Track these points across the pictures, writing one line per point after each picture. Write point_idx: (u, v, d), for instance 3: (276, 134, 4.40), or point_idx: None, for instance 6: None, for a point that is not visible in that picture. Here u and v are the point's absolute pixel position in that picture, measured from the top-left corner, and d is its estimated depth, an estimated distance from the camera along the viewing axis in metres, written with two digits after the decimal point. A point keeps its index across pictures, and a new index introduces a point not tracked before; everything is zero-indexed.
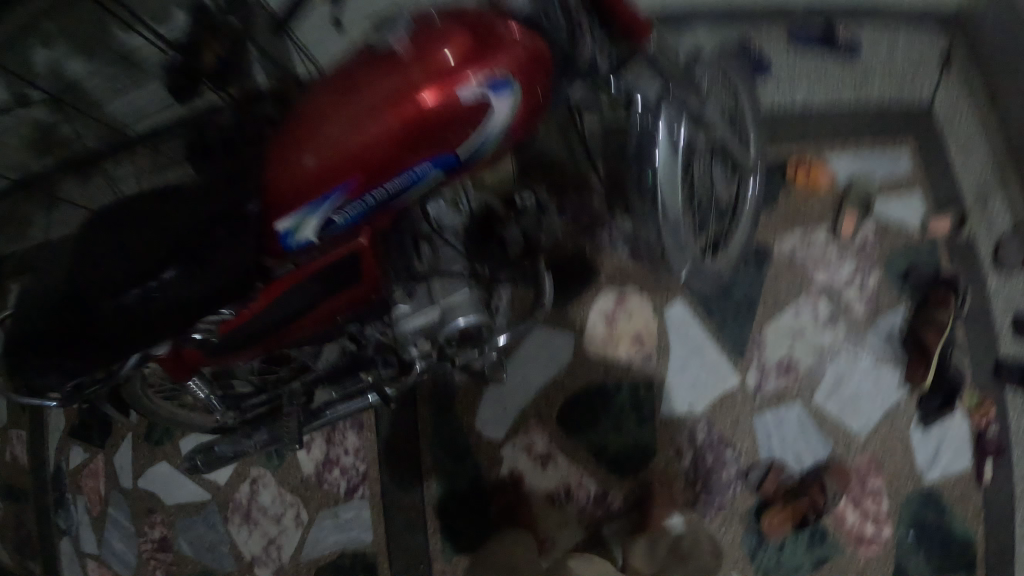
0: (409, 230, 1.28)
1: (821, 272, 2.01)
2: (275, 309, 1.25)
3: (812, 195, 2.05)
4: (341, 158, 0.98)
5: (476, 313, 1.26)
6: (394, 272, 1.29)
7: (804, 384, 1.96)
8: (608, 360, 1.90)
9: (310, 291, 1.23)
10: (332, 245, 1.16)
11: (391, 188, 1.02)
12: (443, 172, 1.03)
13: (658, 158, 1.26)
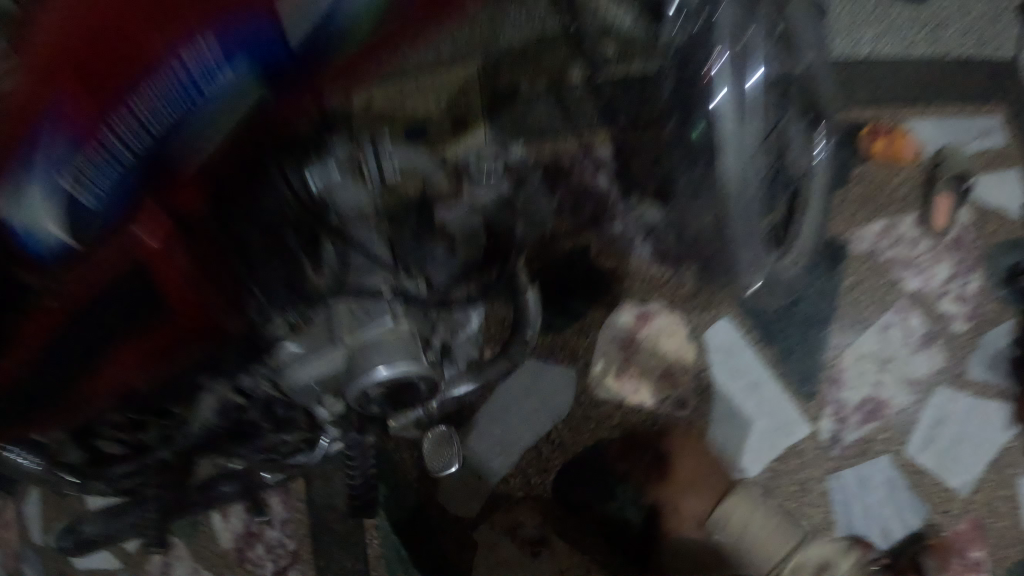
0: (278, 215, 0.76)
1: (912, 274, 1.45)
2: (51, 370, 0.68)
3: (889, 173, 1.50)
4: (48, 52, 0.53)
5: (406, 364, 0.79)
6: (267, 290, 0.78)
7: (894, 431, 1.39)
8: (624, 405, 1.32)
9: (120, 322, 0.64)
10: (110, 259, 0.60)
11: (133, 118, 0.52)
12: (236, 87, 0.52)
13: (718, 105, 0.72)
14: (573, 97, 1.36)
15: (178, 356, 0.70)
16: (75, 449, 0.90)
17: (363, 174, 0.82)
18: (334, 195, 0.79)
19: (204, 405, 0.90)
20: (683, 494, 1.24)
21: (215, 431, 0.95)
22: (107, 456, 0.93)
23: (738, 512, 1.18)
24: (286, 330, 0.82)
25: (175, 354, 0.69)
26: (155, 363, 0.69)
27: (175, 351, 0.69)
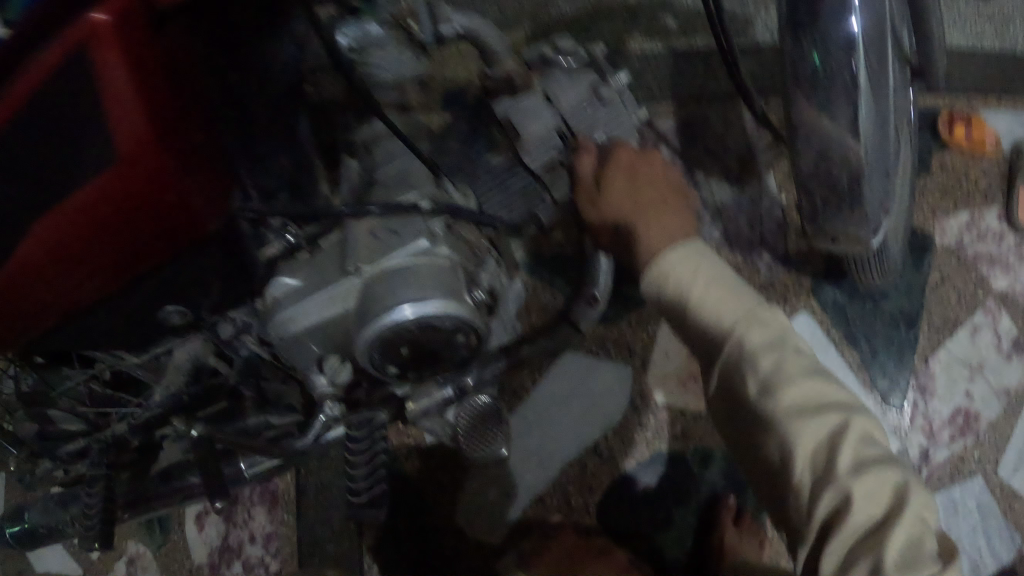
0: (283, 86, 0.60)
1: (1002, 274, 1.25)
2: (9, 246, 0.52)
3: (974, 166, 1.28)
4: None
5: (442, 302, 0.60)
6: (256, 187, 0.60)
7: (986, 447, 1.19)
8: (689, 411, 1.04)
9: (56, 147, 0.50)
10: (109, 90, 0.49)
11: None
12: None
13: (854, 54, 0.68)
14: (630, 69, 1.18)
15: (112, 235, 0.51)
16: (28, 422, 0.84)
17: (412, 35, 0.59)
18: (370, 62, 0.58)
19: (171, 371, 0.73)
20: (638, 212, 0.67)
21: (187, 406, 0.79)
22: (64, 432, 0.84)
23: (683, 263, 0.64)
24: (281, 255, 0.64)
25: (105, 231, 0.51)
26: (85, 248, 0.51)
27: (113, 232, 0.51)
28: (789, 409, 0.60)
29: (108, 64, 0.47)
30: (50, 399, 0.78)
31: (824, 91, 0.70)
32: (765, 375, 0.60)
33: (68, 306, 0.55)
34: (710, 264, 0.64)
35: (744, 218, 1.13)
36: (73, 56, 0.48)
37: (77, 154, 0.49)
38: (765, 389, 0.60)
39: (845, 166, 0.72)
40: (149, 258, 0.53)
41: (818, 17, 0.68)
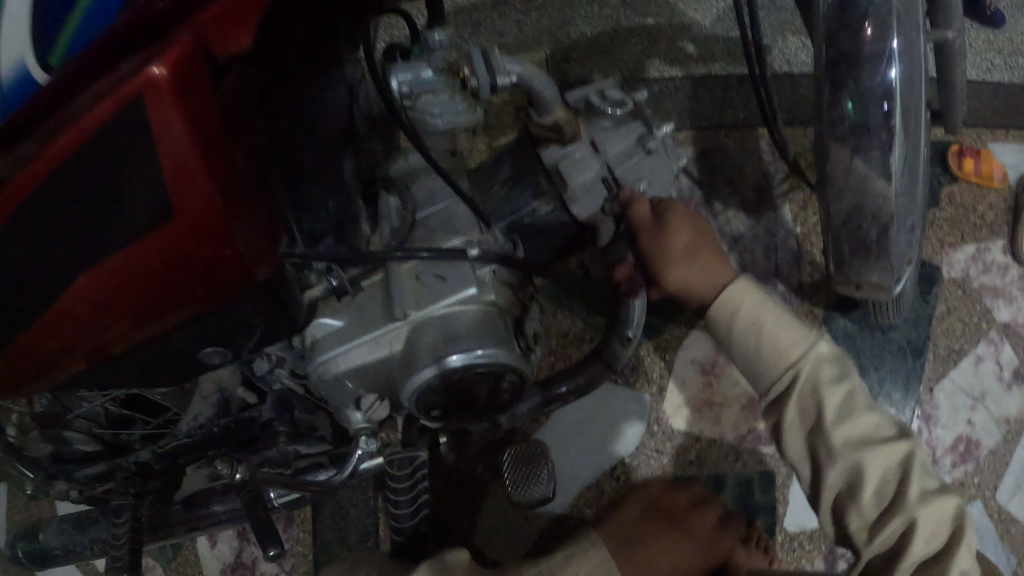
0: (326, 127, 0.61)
1: (1005, 306, 1.28)
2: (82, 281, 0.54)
3: (978, 199, 1.32)
4: None
5: (496, 350, 0.62)
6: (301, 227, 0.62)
7: (987, 476, 1.22)
8: (704, 437, 1.04)
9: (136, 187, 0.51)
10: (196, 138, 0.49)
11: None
12: None
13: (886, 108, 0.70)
14: (650, 93, 1.19)
15: (166, 280, 0.54)
16: (40, 443, 0.84)
17: (466, 82, 0.59)
18: (428, 107, 0.59)
19: (199, 401, 0.78)
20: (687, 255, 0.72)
21: (211, 437, 0.81)
22: (78, 455, 0.86)
23: (744, 305, 0.68)
24: (323, 296, 0.66)
25: (160, 276, 0.53)
26: (139, 290, 0.54)
27: (164, 275, 0.53)
28: (849, 442, 0.65)
29: (167, 121, 0.49)
30: (67, 421, 0.83)
31: (865, 135, 0.71)
32: (836, 412, 0.66)
33: (106, 344, 0.58)
34: (774, 311, 0.68)
35: (760, 246, 1.13)
36: (129, 115, 0.49)
37: (133, 204, 0.51)
38: (835, 420, 0.66)
39: (874, 213, 0.74)
40: (188, 299, 0.55)
41: (853, 67, 0.70)
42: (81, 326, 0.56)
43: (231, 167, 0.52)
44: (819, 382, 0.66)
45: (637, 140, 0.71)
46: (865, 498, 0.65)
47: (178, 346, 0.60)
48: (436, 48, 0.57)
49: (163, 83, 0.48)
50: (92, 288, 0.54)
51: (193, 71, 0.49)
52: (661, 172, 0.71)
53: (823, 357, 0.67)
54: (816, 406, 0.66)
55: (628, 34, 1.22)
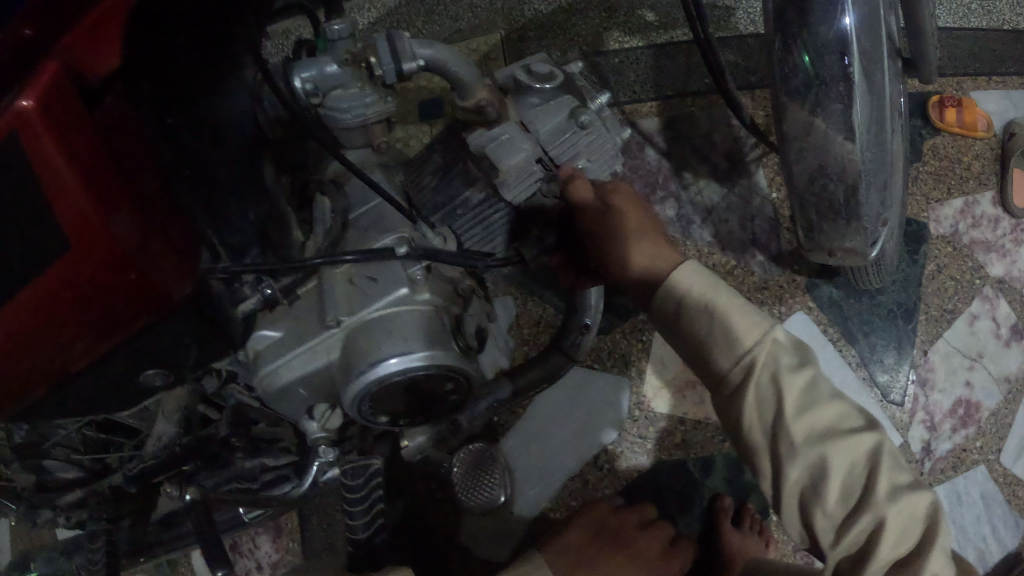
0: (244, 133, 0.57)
1: (996, 259, 1.25)
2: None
3: (963, 151, 1.28)
4: None
5: (430, 352, 0.59)
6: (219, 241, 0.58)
7: (989, 436, 1.19)
8: (688, 419, 1.01)
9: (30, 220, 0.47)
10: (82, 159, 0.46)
11: None
12: None
13: (847, 61, 0.65)
14: (611, 66, 1.13)
15: (75, 314, 0.50)
16: (24, 473, 0.78)
17: (372, 73, 0.55)
18: (329, 102, 0.56)
19: (162, 421, 0.70)
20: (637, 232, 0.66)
21: (179, 459, 0.74)
22: (51, 483, 0.78)
23: (697, 284, 0.62)
24: (258, 309, 0.62)
25: (67, 313, 0.49)
26: (51, 328, 0.50)
27: (72, 310, 0.49)
28: (811, 437, 0.59)
29: (40, 149, 0.45)
30: (41, 450, 0.76)
31: (823, 89, 0.66)
32: (796, 403, 0.59)
33: (37, 383, 0.54)
34: (739, 301, 0.62)
35: (735, 217, 1.09)
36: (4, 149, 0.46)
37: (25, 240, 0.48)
38: (798, 412, 0.59)
39: (840, 173, 0.69)
40: (109, 329, 0.51)
41: (806, 19, 0.64)
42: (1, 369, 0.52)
43: (123, 186, 0.48)
44: (778, 368, 0.59)
45: (570, 113, 0.62)
46: (832, 496, 0.59)
47: (112, 375, 0.57)
48: (338, 39, 0.55)
49: (31, 113, 0.45)
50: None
51: (65, 95, 0.46)
52: (603, 144, 0.65)
53: (781, 343, 0.61)
54: (776, 397, 0.59)
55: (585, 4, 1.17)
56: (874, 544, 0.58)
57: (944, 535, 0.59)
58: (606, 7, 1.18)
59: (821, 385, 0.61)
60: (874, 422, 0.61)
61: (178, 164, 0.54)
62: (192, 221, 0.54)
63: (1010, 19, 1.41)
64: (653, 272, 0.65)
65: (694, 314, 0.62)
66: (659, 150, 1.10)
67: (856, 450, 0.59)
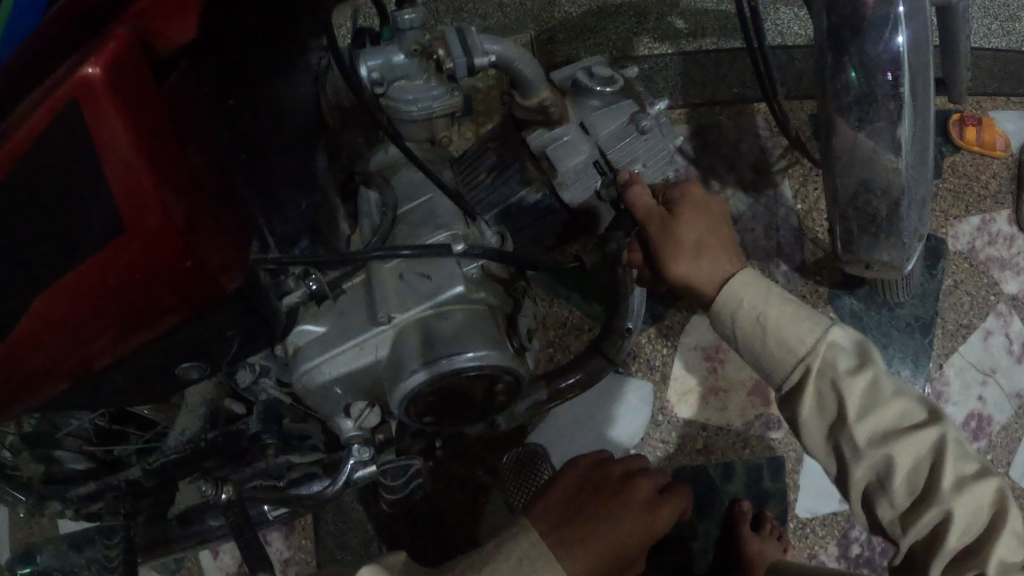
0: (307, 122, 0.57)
1: (1011, 276, 1.27)
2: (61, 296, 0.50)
3: (982, 167, 1.30)
4: None
5: (488, 350, 0.59)
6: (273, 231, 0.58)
7: (1000, 451, 1.20)
8: (710, 426, 1.01)
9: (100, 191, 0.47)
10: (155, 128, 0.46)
11: None
12: None
13: (895, 79, 0.65)
14: (640, 72, 1.14)
15: (125, 293, 0.51)
16: (32, 462, 0.77)
17: (441, 65, 0.55)
18: (395, 90, 0.56)
19: (184, 414, 0.71)
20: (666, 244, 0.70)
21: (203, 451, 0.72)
22: (68, 474, 0.79)
23: (747, 296, 0.66)
24: (303, 303, 0.62)
25: (117, 291, 0.50)
26: (100, 308, 0.51)
27: (123, 291, 0.50)
28: (876, 436, 0.60)
29: (105, 125, 0.45)
30: (54, 438, 0.77)
31: (873, 105, 0.66)
32: (858, 405, 0.60)
33: (79, 362, 0.55)
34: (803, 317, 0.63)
35: (760, 226, 1.09)
36: (66, 118, 0.46)
37: (81, 218, 0.48)
38: (858, 415, 0.60)
39: (883, 187, 0.69)
40: (155, 314, 0.53)
41: (861, 34, 0.64)
42: (45, 344, 0.53)
43: (182, 170, 0.49)
44: (835, 373, 0.61)
45: (631, 119, 0.62)
46: (898, 487, 0.60)
47: (149, 360, 0.57)
48: (407, 29, 0.53)
49: (100, 82, 0.44)
50: (52, 303, 0.51)
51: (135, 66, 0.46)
52: (660, 150, 0.63)
53: (837, 345, 0.62)
54: (835, 398, 0.62)
55: (615, 9, 1.18)
56: (943, 533, 0.59)
57: (1014, 517, 0.59)
58: (637, 12, 1.18)
59: (885, 384, 0.61)
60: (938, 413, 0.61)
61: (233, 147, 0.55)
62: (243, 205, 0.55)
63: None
64: (710, 286, 0.68)
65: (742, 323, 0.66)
66: (687, 157, 1.11)
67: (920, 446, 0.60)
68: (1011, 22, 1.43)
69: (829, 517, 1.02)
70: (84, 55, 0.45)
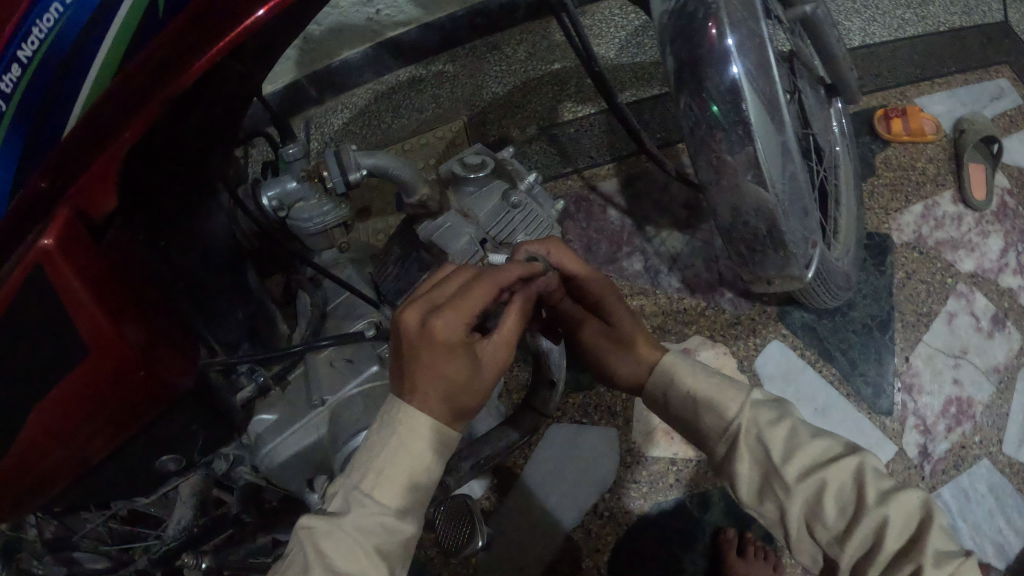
0: (221, 246, 0.65)
1: (964, 255, 1.31)
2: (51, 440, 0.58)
3: (915, 153, 1.37)
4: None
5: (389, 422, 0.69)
6: (215, 343, 0.66)
7: (987, 430, 1.22)
8: (679, 459, 1.08)
9: (48, 354, 0.54)
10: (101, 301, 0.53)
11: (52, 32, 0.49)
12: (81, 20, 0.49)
13: (747, 107, 0.71)
14: (567, 136, 1.25)
15: (94, 410, 0.57)
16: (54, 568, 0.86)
17: (326, 185, 0.64)
18: (293, 214, 0.64)
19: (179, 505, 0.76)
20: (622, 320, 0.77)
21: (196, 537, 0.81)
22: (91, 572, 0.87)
23: (678, 371, 0.72)
24: (254, 396, 0.70)
25: (85, 408, 0.56)
26: (73, 425, 0.57)
27: (92, 407, 0.56)
28: (802, 472, 0.63)
29: (68, 289, 0.51)
30: (73, 542, 0.82)
31: (724, 133, 0.73)
32: (781, 449, 0.64)
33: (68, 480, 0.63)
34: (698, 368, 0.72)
35: (699, 260, 1.17)
36: (32, 283, 0.51)
37: (52, 357, 0.54)
38: (783, 457, 0.63)
39: (756, 207, 0.76)
40: (127, 420, 0.59)
41: (702, 78, 0.72)
42: (32, 469, 0.59)
43: (128, 305, 0.55)
44: (759, 428, 0.65)
45: (501, 196, 0.72)
46: (829, 512, 0.61)
47: (134, 457, 0.64)
48: (293, 159, 0.64)
49: (54, 249, 0.50)
50: (36, 424, 0.57)
51: (79, 235, 0.52)
52: (537, 217, 0.73)
53: (758, 403, 0.68)
54: (764, 447, 0.65)
55: (536, 85, 1.30)
56: (880, 543, 0.59)
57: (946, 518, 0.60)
58: (558, 83, 1.30)
59: (801, 429, 0.65)
60: (855, 446, 0.65)
61: (171, 274, 0.61)
62: (186, 320, 0.62)
63: (937, 25, 1.53)
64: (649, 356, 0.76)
65: (676, 391, 0.72)
66: (623, 207, 1.19)
67: (758, 438, 0.65)
68: (917, 18, 1.53)
69: None
70: (38, 232, 0.51)
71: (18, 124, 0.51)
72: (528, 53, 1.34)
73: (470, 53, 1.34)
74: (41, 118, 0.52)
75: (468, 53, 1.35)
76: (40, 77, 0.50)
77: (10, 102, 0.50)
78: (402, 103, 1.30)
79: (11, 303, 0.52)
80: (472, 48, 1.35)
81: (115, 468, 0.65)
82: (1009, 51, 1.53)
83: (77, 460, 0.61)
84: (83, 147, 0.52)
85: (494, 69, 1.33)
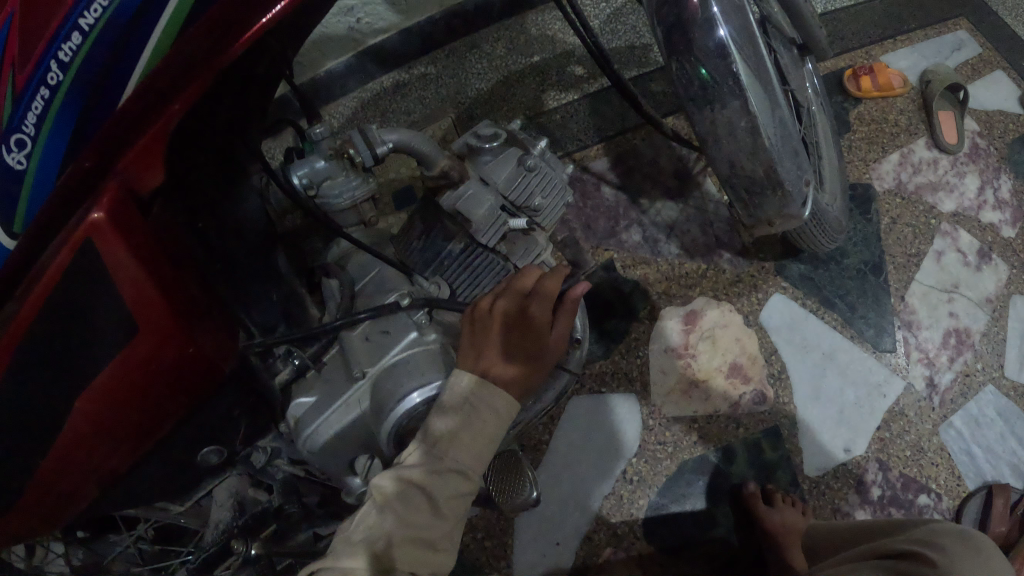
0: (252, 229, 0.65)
1: (944, 196, 1.36)
2: (104, 430, 0.58)
3: (884, 107, 1.42)
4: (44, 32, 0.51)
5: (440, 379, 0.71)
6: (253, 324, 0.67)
7: (988, 358, 1.26)
8: (699, 416, 1.12)
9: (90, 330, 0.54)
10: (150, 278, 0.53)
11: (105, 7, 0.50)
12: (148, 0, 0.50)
13: (736, 66, 0.76)
14: (554, 122, 1.29)
15: (144, 394, 0.57)
16: None
17: (354, 161, 0.68)
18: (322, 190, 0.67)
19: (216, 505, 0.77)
20: None
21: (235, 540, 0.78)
22: None
23: None
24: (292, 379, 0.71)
25: (143, 392, 0.57)
26: (128, 404, 0.57)
27: (143, 390, 0.56)
28: None
29: (119, 262, 0.52)
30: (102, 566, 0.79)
31: (716, 88, 0.77)
32: None
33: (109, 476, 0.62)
34: None
35: (695, 225, 1.22)
36: (82, 260, 0.51)
37: (98, 331, 0.54)
38: None
39: (752, 155, 0.80)
40: (163, 404, 0.59)
41: (691, 38, 0.75)
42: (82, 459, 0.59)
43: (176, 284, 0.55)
44: None
45: (517, 162, 0.75)
46: None
47: (178, 450, 0.64)
48: (321, 140, 0.68)
49: (104, 225, 0.50)
50: (87, 415, 0.56)
51: (126, 207, 0.52)
52: (551, 180, 0.77)
53: None
54: None
55: (519, 77, 1.35)
56: None
57: None
58: (539, 74, 1.35)
59: None
60: None
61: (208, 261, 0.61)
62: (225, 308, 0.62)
63: None
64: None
65: None
66: (616, 183, 1.24)
67: None
68: None
69: (841, 467, 1.13)
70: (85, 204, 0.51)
71: (74, 94, 0.52)
72: (508, 49, 1.38)
73: (449, 52, 1.38)
74: (94, 101, 0.53)
75: (449, 53, 1.38)
76: (97, 50, 0.51)
77: (67, 72, 0.52)
78: (389, 106, 1.33)
79: (63, 279, 0.52)
80: (452, 49, 1.38)
81: (159, 467, 0.65)
82: (963, 4, 1.60)
83: (115, 456, 0.61)
84: (129, 123, 0.52)
85: (477, 66, 1.37)
